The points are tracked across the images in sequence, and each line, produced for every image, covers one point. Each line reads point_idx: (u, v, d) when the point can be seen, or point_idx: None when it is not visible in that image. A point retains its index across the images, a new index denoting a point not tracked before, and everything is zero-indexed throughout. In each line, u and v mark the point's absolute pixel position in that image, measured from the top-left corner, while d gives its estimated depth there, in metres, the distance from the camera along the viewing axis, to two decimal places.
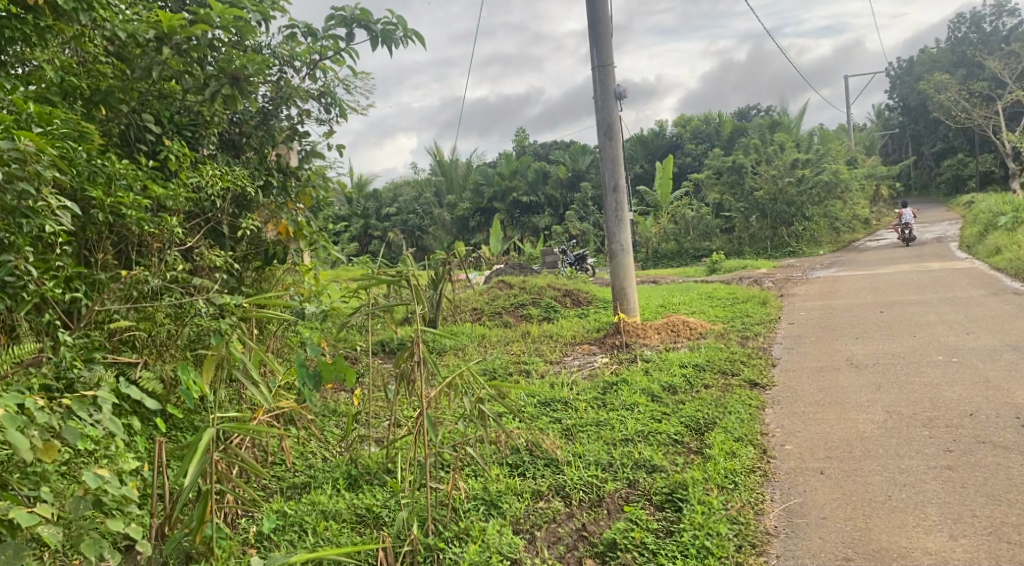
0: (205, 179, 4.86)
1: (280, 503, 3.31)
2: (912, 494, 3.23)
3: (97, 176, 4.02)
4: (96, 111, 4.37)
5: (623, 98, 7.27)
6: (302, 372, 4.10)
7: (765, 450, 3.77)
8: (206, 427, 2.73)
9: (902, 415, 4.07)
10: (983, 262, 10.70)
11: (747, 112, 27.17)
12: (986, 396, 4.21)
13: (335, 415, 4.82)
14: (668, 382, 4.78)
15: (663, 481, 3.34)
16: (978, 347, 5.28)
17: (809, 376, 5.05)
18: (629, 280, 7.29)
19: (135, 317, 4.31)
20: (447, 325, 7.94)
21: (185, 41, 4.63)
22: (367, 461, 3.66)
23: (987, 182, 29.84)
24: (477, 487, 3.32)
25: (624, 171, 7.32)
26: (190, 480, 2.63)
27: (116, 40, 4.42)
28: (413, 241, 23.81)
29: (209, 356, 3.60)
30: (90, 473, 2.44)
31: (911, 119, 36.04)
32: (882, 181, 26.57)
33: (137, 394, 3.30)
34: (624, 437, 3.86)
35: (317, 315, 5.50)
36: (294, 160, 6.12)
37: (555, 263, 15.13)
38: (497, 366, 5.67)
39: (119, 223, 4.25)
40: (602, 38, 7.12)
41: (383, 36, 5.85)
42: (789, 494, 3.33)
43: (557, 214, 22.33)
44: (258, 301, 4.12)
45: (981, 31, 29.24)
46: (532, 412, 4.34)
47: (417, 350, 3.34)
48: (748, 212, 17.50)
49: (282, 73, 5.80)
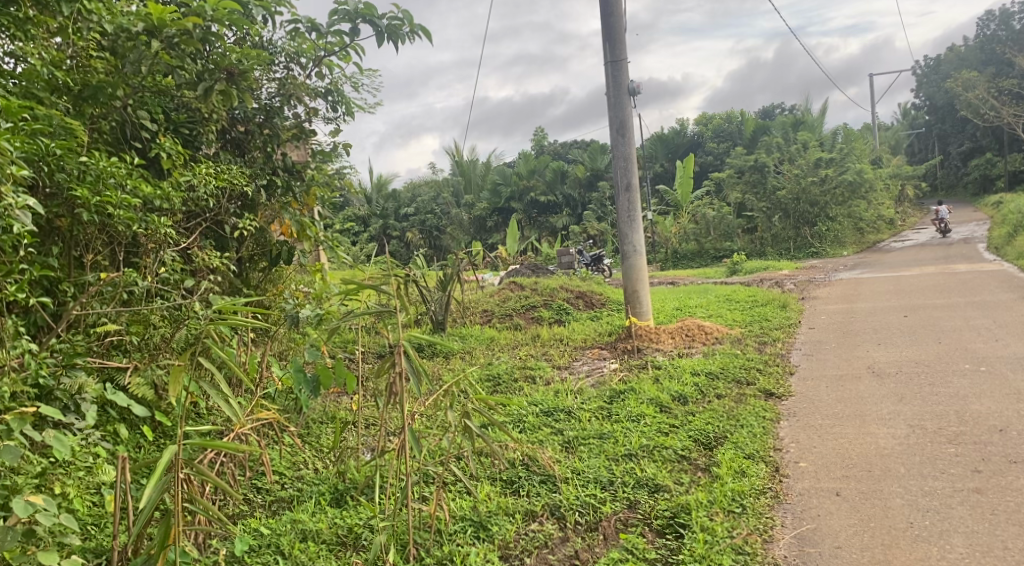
0: (199, 178, 4.68)
1: (257, 520, 3.17)
2: (937, 522, 2.98)
3: (86, 174, 3.84)
4: (86, 107, 4.17)
5: (637, 94, 7.02)
6: (298, 380, 3.95)
7: (777, 468, 3.54)
8: (168, 444, 2.58)
9: (926, 430, 3.81)
10: (1012, 265, 10.32)
11: (769, 111, 26.75)
12: (1018, 410, 3.94)
13: (330, 420, 4.65)
14: (679, 391, 4.56)
15: (666, 503, 3.15)
16: (1008, 355, 5.00)
17: (828, 385, 4.80)
18: (642, 281, 7.05)
19: (125, 321, 4.17)
20: (455, 328, 7.74)
21: (178, 34, 4.41)
22: (355, 475, 3.50)
23: (1016, 182, 29.06)
24: (466, 507, 3.14)
25: (637, 169, 7.07)
26: (149, 499, 2.52)
27: (108, 32, 4.22)
28: (430, 241, 23.62)
29: (175, 366, 3.07)
30: (17, 502, 2.41)
31: (937, 119, 35.32)
32: (908, 182, 26.00)
33: (124, 400, 3.55)
34: (627, 452, 3.64)
35: (310, 319, 4.88)
36: (309, 153, 5.85)
37: (571, 263, 14.78)
38: (502, 372, 5.46)
39: (107, 222, 4.07)
40: (615, 32, 6.90)
41: (388, 31, 5.67)
42: (801, 519, 3.10)
43: (575, 214, 22.07)
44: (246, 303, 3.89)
45: (1011, 29, 28.46)
46: (532, 422, 4.14)
47: (401, 360, 3.14)
48: (770, 212, 17.12)
49: (287, 70, 5.65)
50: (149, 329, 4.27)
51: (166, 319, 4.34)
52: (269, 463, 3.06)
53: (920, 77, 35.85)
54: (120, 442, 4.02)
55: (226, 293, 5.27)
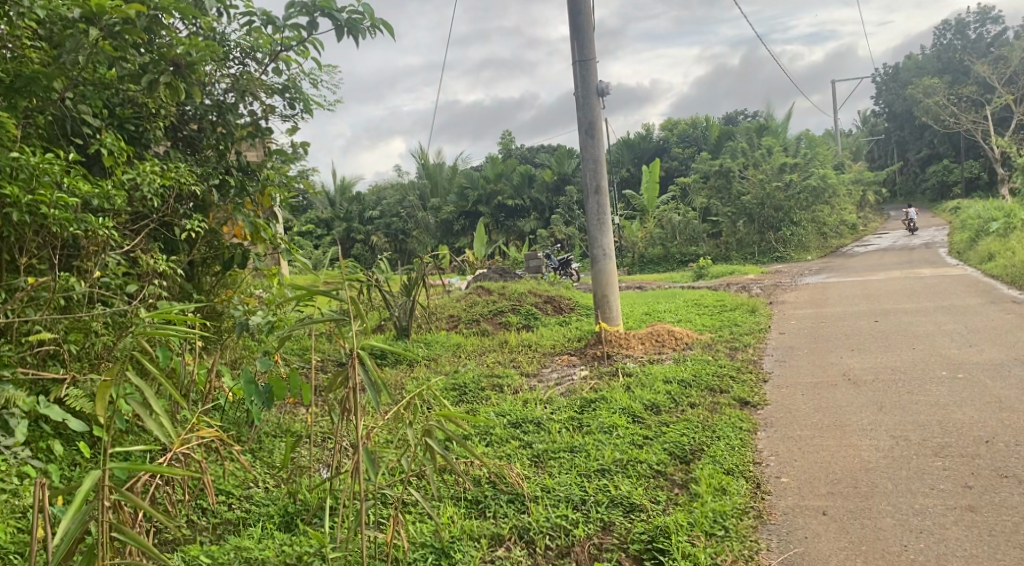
0: (143, 176, 4.36)
1: (200, 547, 2.94)
2: (933, 545, 2.83)
3: (18, 172, 3.55)
4: (20, 100, 3.78)
5: (605, 95, 6.86)
6: (250, 391, 3.67)
7: (758, 484, 3.38)
8: (90, 468, 2.28)
9: (910, 442, 3.68)
10: (976, 269, 10.38)
11: (732, 117, 26.94)
12: (1002, 419, 3.83)
13: (284, 433, 4.38)
14: (651, 400, 4.38)
15: (642, 525, 2.95)
16: (984, 362, 4.92)
17: (804, 393, 4.66)
18: (611, 286, 6.86)
19: (63, 329, 3.85)
20: (420, 334, 7.48)
21: (120, 21, 4.00)
22: (308, 495, 3.29)
23: (971, 189, 29.62)
24: (426, 533, 2.92)
25: (606, 171, 6.90)
26: (64, 533, 2.21)
27: (43, 20, 3.89)
28: (396, 245, 23.23)
29: (100, 382, 2.67)
30: None
31: (895, 126, 35.90)
32: (869, 188, 26.30)
33: (59, 414, 3.31)
34: (600, 468, 3.44)
35: (262, 327, 4.60)
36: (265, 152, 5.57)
37: (538, 268, 14.52)
38: (468, 380, 5.23)
39: (42, 223, 3.74)
40: (583, 31, 6.73)
41: (348, 25, 5.42)
42: (788, 542, 2.93)
43: (543, 218, 21.89)
44: (165, 317, 3.11)
45: (966, 38, 28.86)
46: (499, 435, 3.92)
47: (356, 372, 2.88)
48: (735, 217, 17.18)
49: (241, 66, 5.37)
50: (89, 337, 3.96)
51: (108, 325, 4.03)
52: (211, 486, 2.72)
53: (880, 84, 36.35)
54: (54, 459, 3.75)
55: (177, 299, 4.97)
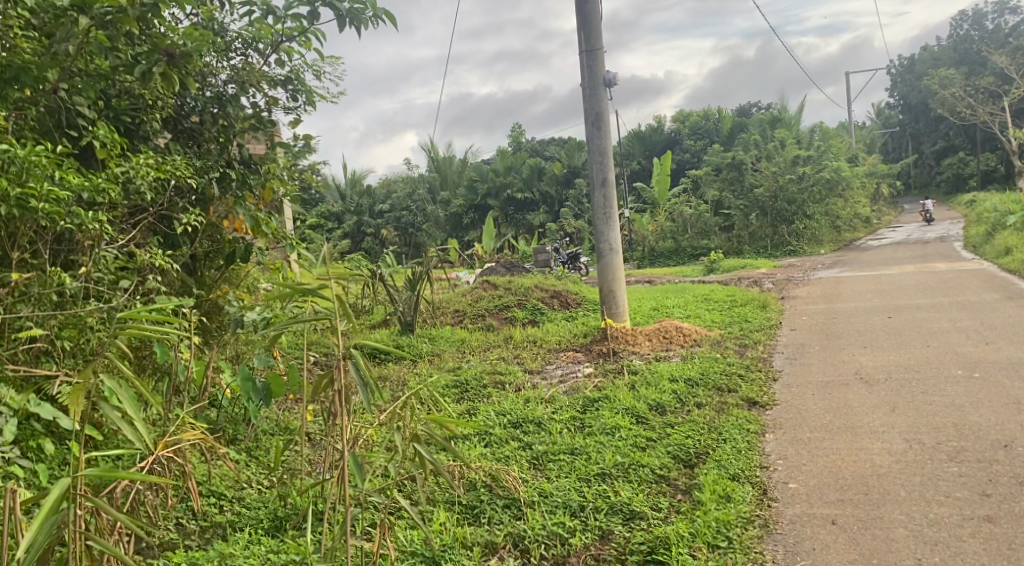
0: (137, 168, 4.25)
1: (184, 553, 2.87)
2: (947, 558, 2.70)
3: (9, 165, 3.46)
4: (9, 91, 3.70)
5: (613, 85, 6.70)
6: (246, 389, 3.59)
7: (765, 491, 3.26)
8: (61, 478, 2.18)
9: (924, 446, 3.54)
10: (993, 263, 10.18)
11: (745, 109, 26.65)
12: (1021, 422, 3.69)
13: (280, 432, 4.29)
14: (656, 400, 4.25)
15: (643, 534, 2.84)
16: (1002, 360, 4.77)
17: (815, 393, 4.53)
18: (618, 281, 6.74)
19: (56, 325, 3.76)
20: (424, 329, 7.38)
21: (111, 10, 3.88)
22: (299, 499, 3.19)
23: (988, 181, 29.19)
24: (416, 542, 2.82)
25: (613, 163, 6.75)
26: (34, 545, 2.12)
27: (35, 9, 3.77)
28: (405, 238, 23.12)
29: (76, 386, 2.57)
30: None
31: (911, 117, 35.44)
32: (883, 181, 25.96)
33: (50, 413, 3.21)
34: (601, 472, 3.33)
35: (258, 323, 4.52)
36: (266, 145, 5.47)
37: (547, 262, 14.37)
38: (470, 378, 5.13)
39: (30, 217, 3.63)
40: (590, 20, 6.58)
41: (350, 15, 5.30)
42: (795, 554, 2.81)
43: (553, 211, 21.71)
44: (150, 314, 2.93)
45: (983, 29, 28.41)
46: (499, 436, 3.82)
47: (344, 374, 2.77)
48: (747, 210, 16.96)
49: (243, 57, 5.27)
50: (83, 333, 3.87)
51: (103, 321, 3.94)
52: (194, 492, 2.63)
53: (895, 76, 35.89)
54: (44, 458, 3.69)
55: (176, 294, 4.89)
